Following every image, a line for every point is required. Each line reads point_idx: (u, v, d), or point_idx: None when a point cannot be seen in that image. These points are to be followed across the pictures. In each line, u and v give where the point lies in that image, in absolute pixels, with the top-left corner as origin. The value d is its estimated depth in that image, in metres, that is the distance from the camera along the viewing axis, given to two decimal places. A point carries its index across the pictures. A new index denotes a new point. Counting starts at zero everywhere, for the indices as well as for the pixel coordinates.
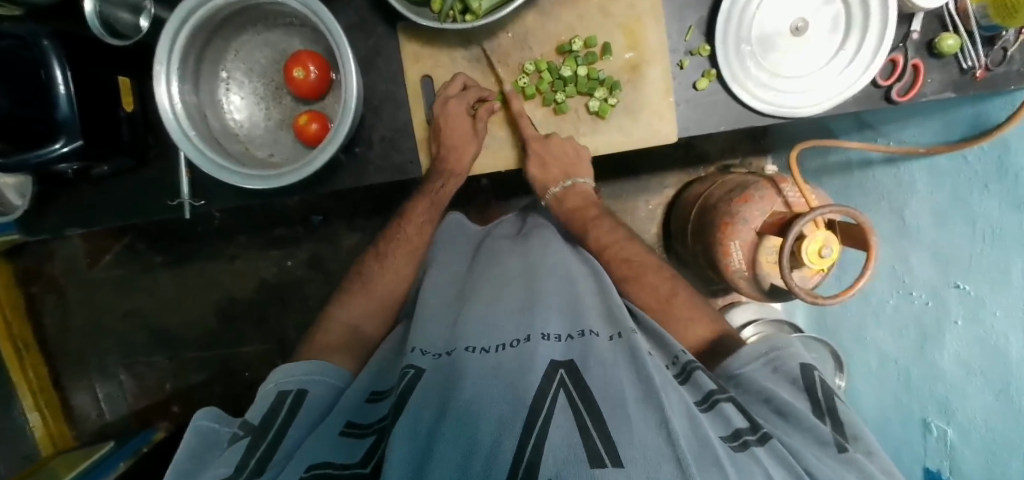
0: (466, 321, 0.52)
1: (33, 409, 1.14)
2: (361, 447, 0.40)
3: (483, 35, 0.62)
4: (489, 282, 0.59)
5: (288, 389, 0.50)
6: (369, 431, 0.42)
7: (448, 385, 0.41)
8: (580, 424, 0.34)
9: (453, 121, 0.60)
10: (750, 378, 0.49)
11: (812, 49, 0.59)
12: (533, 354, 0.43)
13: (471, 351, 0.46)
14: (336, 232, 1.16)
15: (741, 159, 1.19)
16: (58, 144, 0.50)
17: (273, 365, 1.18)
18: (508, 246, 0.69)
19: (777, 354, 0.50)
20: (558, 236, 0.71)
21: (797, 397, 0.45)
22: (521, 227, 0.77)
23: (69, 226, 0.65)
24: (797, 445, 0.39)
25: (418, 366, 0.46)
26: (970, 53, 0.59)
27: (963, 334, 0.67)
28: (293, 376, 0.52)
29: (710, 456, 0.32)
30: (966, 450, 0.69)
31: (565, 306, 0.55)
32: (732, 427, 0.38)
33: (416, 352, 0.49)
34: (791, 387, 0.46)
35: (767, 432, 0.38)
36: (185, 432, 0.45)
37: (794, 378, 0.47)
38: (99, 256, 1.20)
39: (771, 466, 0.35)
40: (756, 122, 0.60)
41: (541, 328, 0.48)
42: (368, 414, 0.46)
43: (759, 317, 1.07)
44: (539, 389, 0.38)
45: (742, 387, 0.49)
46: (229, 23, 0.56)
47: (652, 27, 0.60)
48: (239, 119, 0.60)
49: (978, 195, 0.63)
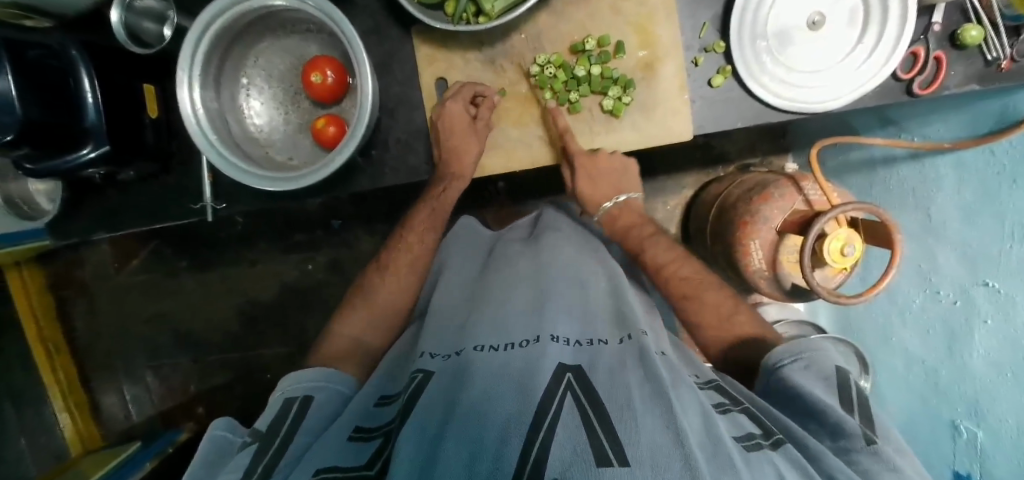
0: (479, 321, 0.52)
1: (63, 410, 1.18)
2: (368, 450, 0.41)
3: (496, 36, 0.62)
4: (502, 281, 0.60)
5: (295, 395, 0.51)
6: (374, 435, 0.43)
7: (455, 388, 0.41)
8: (586, 423, 0.34)
9: (447, 124, 0.60)
10: (783, 376, 0.48)
11: (832, 43, 0.57)
12: (543, 355, 0.43)
13: (479, 350, 0.46)
14: (355, 236, 1.18)
15: (760, 157, 1.18)
16: (86, 149, 0.52)
17: (294, 367, 1.20)
18: (522, 250, 0.69)
19: (805, 353, 0.50)
20: (570, 239, 0.72)
21: (830, 392, 0.46)
22: (533, 230, 0.78)
23: (97, 229, 0.67)
24: (814, 446, 0.39)
25: (426, 370, 0.47)
26: (994, 44, 0.57)
27: (992, 335, 0.66)
28: (304, 381, 0.53)
29: (721, 455, 0.32)
30: (995, 453, 0.69)
31: (579, 308, 0.55)
32: (745, 431, 0.39)
33: (424, 356, 0.50)
34: (823, 383, 0.47)
35: (780, 438, 0.39)
36: (202, 440, 0.47)
37: (827, 376, 0.47)
38: (126, 260, 1.23)
39: (783, 467, 0.34)
40: (774, 118, 0.59)
41: (551, 330, 0.48)
42: (377, 418, 0.47)
43: (783, 317, 1.08)
44: (547, 390, 0.38)
45: (777, 388, 0.49)
46: (249, 31, 0.57)
47: (665, 24, 0.59)
48: (260, 124, 0.61)
49: (1007, 191, 0.62)
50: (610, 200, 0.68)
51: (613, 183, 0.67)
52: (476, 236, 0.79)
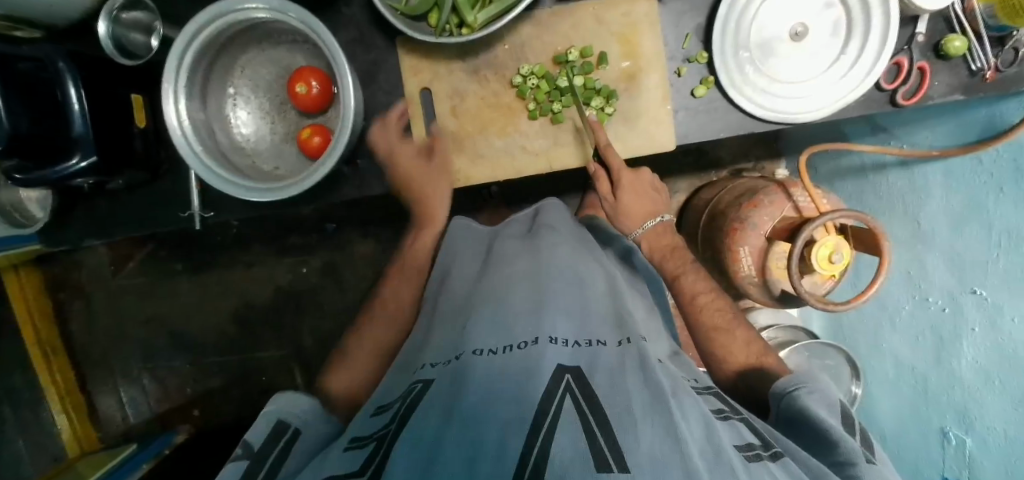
0: (479, 320, 0.52)
1: (60, 411, 1.19)
2: (361, 456, 0.40)
3: (480, 47, 0.62)
4: (499, 282, 0.60)
5: (288, 423, 0.51)
6: (369, 441, 0.42)
7: (456, 386, 0.41)
8: (587, 428, 0.34)
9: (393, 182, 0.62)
10: (793, 397, 0.51)
11: (814, 54, 0.58)
12: (541, 356, 0.44)
13: (478, 354, 0.46)
14: (350, 240, 1.19)
15: (753, 162, 1.18)
16: (76, 159, 0.53)
17: (289, 371, 1.21)
18: (519, 246, 0.70)
19: (810, 385, 0.52)
20: (566, 237, 0.72)
21: (834, 419, 0.48)
22: (531, 226, 0.78)
23: (88, 237, 0.67)
24: (814, 462, 0.40)
25: (426, 379, 0.48)
26: (978, 54, 0.57)
27: (980, 341, 0.66)
28: (296, 409, 0.53)
29: (722, 463, 0.33)
30: (985, 461, 0.69)
31: (576, 309, 0.56)
32: (746, 441, 0.40)
33: (426, 366, 0.51)
34: (829, 409, 0.49)
35: (778, 451, 0.40)
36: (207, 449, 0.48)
37: (831, 403, 0.50)
38: (123, 263, 1.24)
39: (778, 472, 0.36)
40: (758, 128, 0.60)
41: (550, 331, 0.49)
42: (371, 424, 0.46)
43: (776, 322, 1.08)
44: (546, 391, 0.38)
45: (785, 409, 0.51)
46: (235, 42, 0.58)
47: (649, 35, 0.59)
48: (246, 133, 0.62)
49: (993, 199, 0.62)
50: (651, 219, 0.70)
51: (651, 204, 0.70)
52: (472, 233, 0.79)
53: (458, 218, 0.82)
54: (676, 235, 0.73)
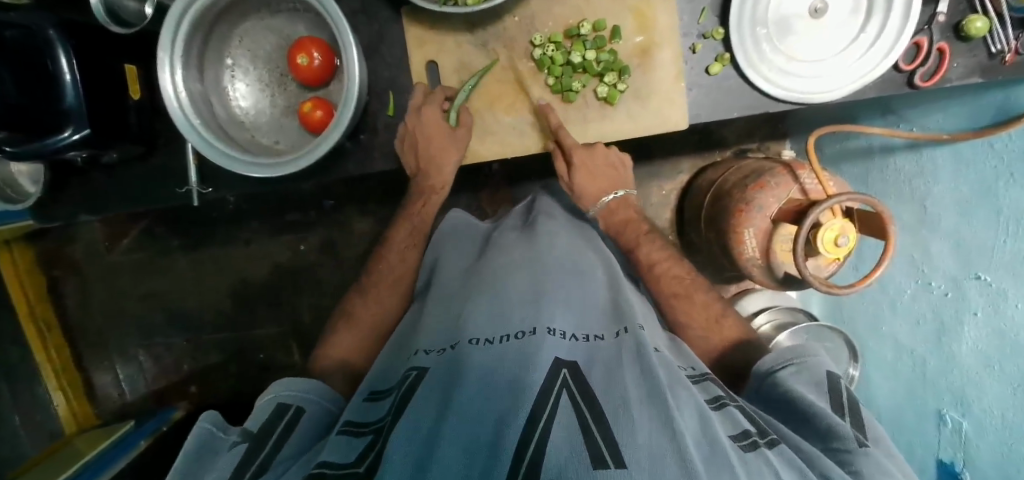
0: (475, 311, 0.52)
1: (56, 388, 1.19)
2: (357, 446, 0.40)
3: (489, 19, 0.60)
4: (497, 271, 0.60)
5: (288, 404, 0.51)
6: (366, 431, 0.43)
7: (452, 379, 0.42)
8: (582, 424, 0.34)
9: (426, 128, 0.59)
10: (777, 379, 0.51)
11: (833, 32, 0.56)
12: (539, 348, 0.43)
13: (473, 344, 0.46)
14: (349, 217, 1.17)
15: (757, 143, 1.17)
16: (68, 132, 0.50)
17: (287, 347, 1.21)
18: (518, 237, 0.70)
19: (796, 360, 0.53)
20: (563, 226, 0.72)
21: (820, 395, 0.48)
22: (528, 217, 0.78)
23: (82, 212, 0.66)
24: (810, 449, 0.40)
25: (422, 367, 0.48)
26: (999, 36, 0.55)
27: (981, 326, 0.67)
28: (296, 390, 0.53)
29: (717, 453, 0.33)
30: (980, 443, 0.70)
31: (574, 300, 0.55)
32: (741, 428, 0.40)
33: (421, 353, 0.51)
34: (815, 387, 0.49)
35: (774, 437, 0.40)
36: (188, 434, 0.46)
37: (819, 378, 0.51)
38: (117, 240, 1.22)
39: (781, 468, 0.35)
40: (772, 108, 0.58)
41: (549, 322, 0.48)
42: (371, 411, 0.47)
43: (773, 304, 1.08)
44: (542, 388, 0.38)
45: (771, 387, 0.51)
46: (232, 9, 0.55)
47: (663, 9, 0.57)
48: (245, 107, 0.59)
49: (1003, 184, 0.62)
50: (606, 195, 0.66)
51: (610, 178, 0.66)
52: (469, 229, 0.79)
53: (453, 214, 0.81)
54: (634, 209, 0.69)
